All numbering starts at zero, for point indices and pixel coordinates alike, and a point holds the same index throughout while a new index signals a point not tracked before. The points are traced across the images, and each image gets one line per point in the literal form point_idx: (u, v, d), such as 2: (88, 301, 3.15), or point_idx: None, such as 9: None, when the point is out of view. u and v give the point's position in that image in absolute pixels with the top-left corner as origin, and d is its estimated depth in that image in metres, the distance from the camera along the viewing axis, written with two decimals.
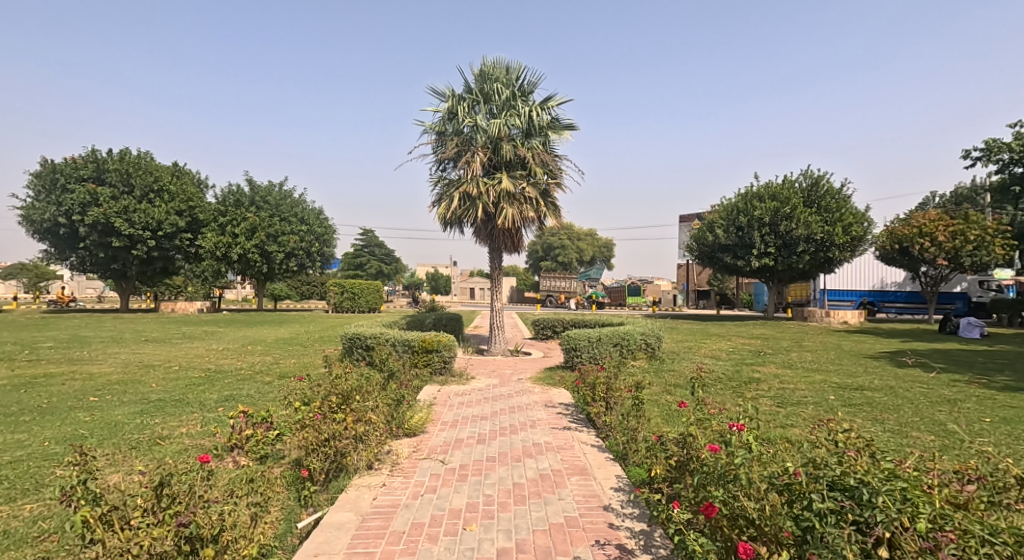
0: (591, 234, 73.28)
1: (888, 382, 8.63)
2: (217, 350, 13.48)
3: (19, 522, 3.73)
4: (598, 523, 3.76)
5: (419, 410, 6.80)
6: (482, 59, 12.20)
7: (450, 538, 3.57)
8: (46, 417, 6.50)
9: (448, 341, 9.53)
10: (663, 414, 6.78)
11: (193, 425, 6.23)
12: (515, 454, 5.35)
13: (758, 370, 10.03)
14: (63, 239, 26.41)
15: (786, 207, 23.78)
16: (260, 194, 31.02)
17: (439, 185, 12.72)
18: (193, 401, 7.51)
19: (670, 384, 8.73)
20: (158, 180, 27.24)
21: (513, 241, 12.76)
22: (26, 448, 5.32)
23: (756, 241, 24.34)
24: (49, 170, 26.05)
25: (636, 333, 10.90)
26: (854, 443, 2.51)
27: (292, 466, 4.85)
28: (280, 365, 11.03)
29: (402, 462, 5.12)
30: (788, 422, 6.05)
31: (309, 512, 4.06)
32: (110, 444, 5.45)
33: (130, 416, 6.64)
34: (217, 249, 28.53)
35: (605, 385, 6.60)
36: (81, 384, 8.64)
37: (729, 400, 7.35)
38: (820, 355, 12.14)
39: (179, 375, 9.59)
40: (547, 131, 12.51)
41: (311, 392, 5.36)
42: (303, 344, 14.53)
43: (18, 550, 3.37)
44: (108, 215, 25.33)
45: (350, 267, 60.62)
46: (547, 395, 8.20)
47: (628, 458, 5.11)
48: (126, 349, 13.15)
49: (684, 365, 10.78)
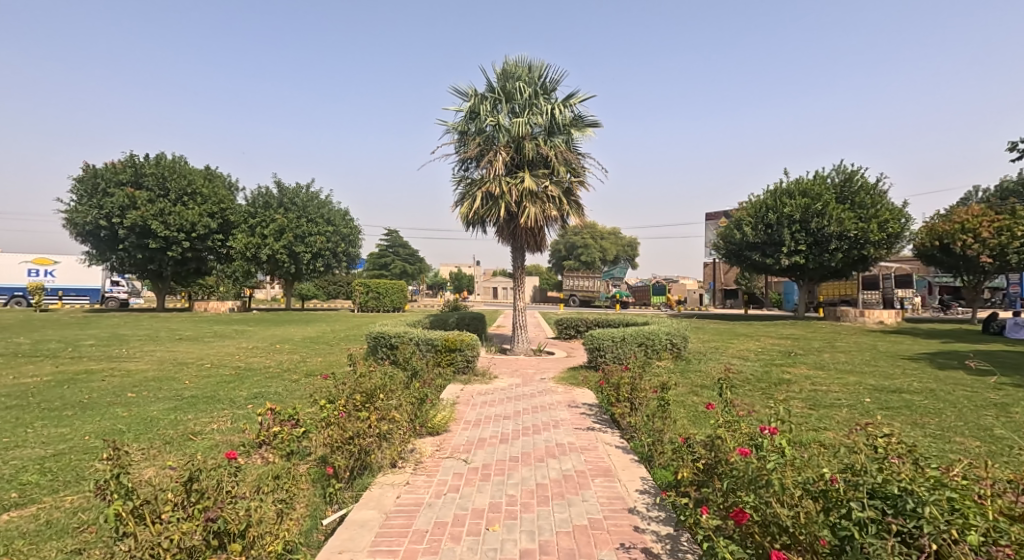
0: (615, 234, 72.74)
1: (927, 384, 8.26)
2: (247, 349, 13.67)
3: (61, 514, 3.83)
4: (623, 526, 3.68)
5: (442, 409, 6.78)
6: (505, 58, 12.19)
7: (473, 538, 3.54)
8: (88, 412, 6.72)
9: (471, 340, 9.51)
10: (689, 415, 6.67)
11: (223, 421, 6.33)
12: (538, 454, 5.30)
13: (789, 371, 9.76)
14: (104, 241, 27.07)
15: (818, 203, 23.10)
16: (289, 195, 31.74)
17: (461, 185, 12.74)
18: (223, 399, 7.62)
19: (696, 385, 8.56)
20: (191, 183, 27.98)
21: (535, 240, 12.71)
22: (68, 441, 5.50)
23: (786, 238, 23.68)
24: (90, 175, 26.93)
25: (660, 332, 10.74)
26: (895, 449, 2.38)
27: (319, 464, 4.88)
28: (307, 364, 11.12)
29: (425, 461, 5.11)
30: (821, 425, 5.86)
31: (333, 509, 4.09)
32: (145, 439, 5.57)
33: (162, 412, 6.78)
34: (248, 249, 29.37)
35: (630, 385, 6.50)
36: (118, 381, 8.88)
37: (758, 401, 7.17)
38: (855, 357, 11.71)
39: (210, 373, 9.76)
40: (569, 129, 12.42)
41: (336, 391, 5.38)
42: (328, 344, 14.63)
43: (60, 539, 3.46)
44: (146, 218, 26.11)
45: (375, 267, 61.41)
46: (570, 395, 8.16)
47: (654, 459, 5.01)
48: (160, 348, 13.41)
49: (711, 366, 10.56)
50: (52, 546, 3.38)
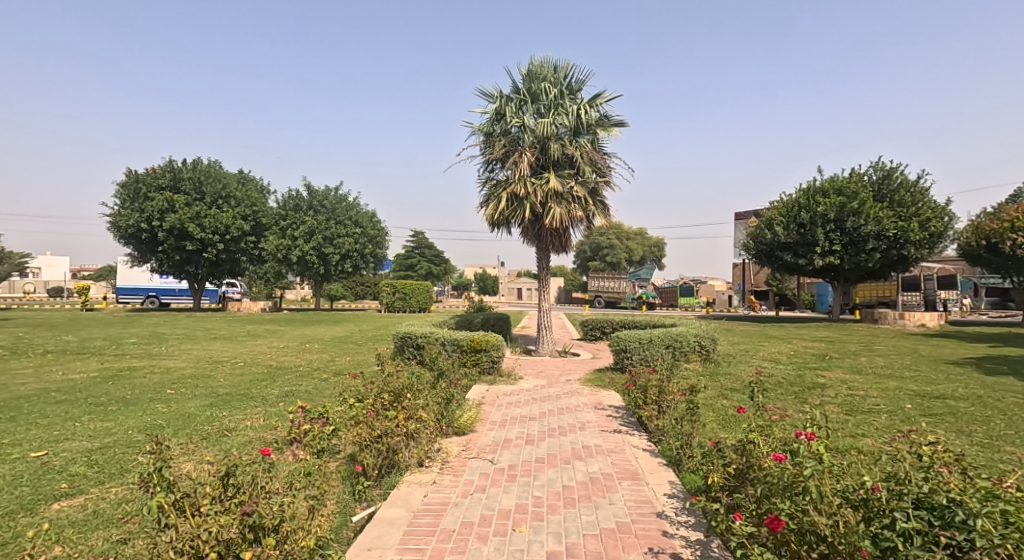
0: (641, 234, 72.02)
1: (973, 391, 7.91)
2: (278, 348, 13.96)
3: (107, 504, 3.98)
4: (652, 530, 3.63)
5: (468, 409, 6.81)
6: (530, 59, 12.18)
7: (500, 539, 3.54)
8: (130, 408, 6.96)
9: (497, 341, 9.52)
10: (719, 419, 6.53)
11: (256, 419, 6.48)
12: (564, 456, 5.27)
13: (823, 375, 9.49)
14: (144, 244, 28.00)
15: (854, 202, 22.42)
16: (318, 198, 32.37)
17: (486, 186, 12.76)
18: (256, 396, 7.81)
19: (726, 388, 8.40)
20: (225, 187, 28.78)
21: (561, 241, 12.65)
22: (112, 435, 5.70)
23: (819, 238, 23.05)
24: (132, 180, 27.83)
25: (689, 334, 10.57)
26: (942, 457, 2.29)
27: (348, 462, 4.94)
28: (336, 363, 11.30)
29: (452, 460, 5.13)
30: (859, 431, 5.67)
31: (362, 507, 4.14)
32: (184, 434, 5.75)
33: (199, 408, 6.97)
34: (279, 251, 30.31)
35: (657, 388, 6.38)
36: (158, 378, 9.18)
37: (791, 406, 6.98)
38: (894, 361, 11.28)
39: (244, 371, 10.01)
40: (595, 129, 12.34)
41: (365, 390, 5.45)
42: (356, 344, 14.83)
43: (105, 529, 3.58)
44: (183, 221, 26.98)
45: (401, 267, 62.10)
46: (596, 397, 8.08)
47: (682, 464, 4.92)
48: (197, 346, 13.82)
49: (741, 369, 10.35)
50: (99, 536, 3.50)
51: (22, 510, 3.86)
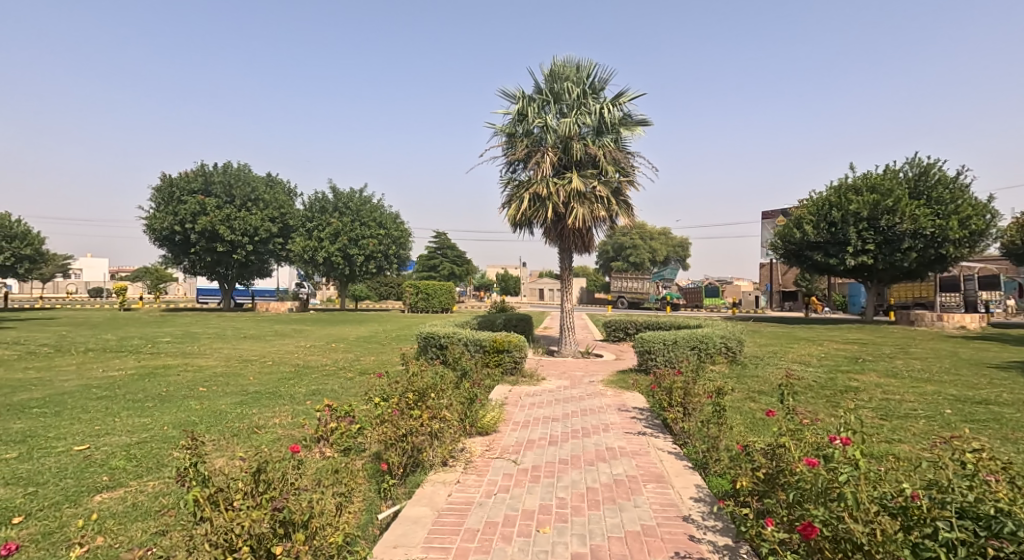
0: (665, 234, 71.20)
1: (1018, 396, 7.59)
2: (306, 347, 14.22)
3: (145, 497, 4.10)
4: (678, 534, 3.58)
5: (491, 409, 6.82)
6: (553, 59, 12.15)
7: (524, 539, 3.53)
8: (165, 404, 7.17)
9: (519, 341, 9.52)
10: (747, 423, 6.39)
11: (285, 416, 6.60)
12: (588, 457, 5.24)
13: (856, 378, 9.23)
14: (177, 245, 28.81)
15: (889, 200, 21.76)
16: (343, 200, 32.83)
17: (508, 186, 12.77)
18: (284, 395, 7.96)
19: (754, 391, 8.23)
20: (254, 190, 29.44)
21: (583, 241, 12.59)
22: (149, 430, 5.89)
23: (852, 237, 22.44)
24: (166, 184, 28.70)
25: (715, 336, 10.40)
26: (988, 466, 2.22)
27: (373, 459, 5.00)
28: (361, 363, 11.44)
29: (475, 460, 5.15)
30: (895, 437, 5.49)
31: (388, 504, 4.18)
32: (216, 431, 5.90)
33: (230, 406, 7.14)
34: (305, 252, 30.85)
35: (682, 390, 6.28)
36: (191, 375, 9.44)
37: (823, 410, 6.80)
38: (932, 365, 10.89)
39: (272, 370, 10.22)
40: (618, 128, 12.24)
41: (390, 389, 5.51)
42: (381, 344, 15.01)
43: (144, 521, 3.69)
44: (214, 223, 27.71)
45: (424, 268, 62.62)
46: (620, 398, 8.01)
47: (708, 467, 4.84)
48: (228, 345, 14.18)
49: (769, 371, 10.13)
50: (138, 527, 3.60)
51: (66, 501, 4.00)
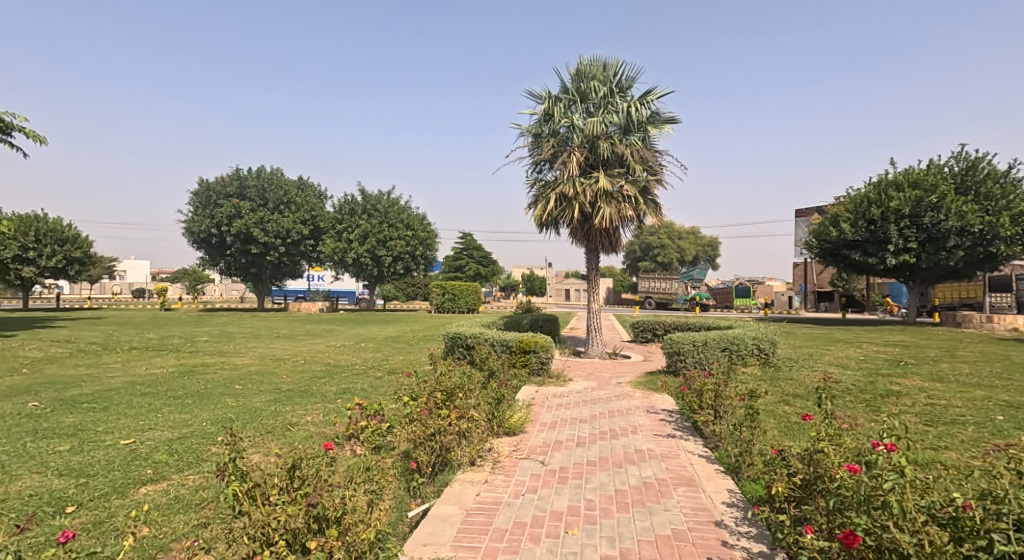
0: (694, 233, 70.02)
1: None
2: (336, 346, 14.48)
3: (186, 490, 4.23)
4: (710, 539, 3.50)
5: (518, 409, 6.81)
6: (579, 58, 12.08)
7: (553, 540, 3.51)
8: (204, 401, 7.40)
9: (546, 342, 9.49)
10: (781, 427, 6.22)
11: (316, 414, 6.72)
12: (616, 459, 5.19)
13: (897, 382, 8.89)
14: (214, 248, 29.74)
15: (933, 196, 20.92)
16: (372, 202, 33.26)
17: (535, 186, 12.74)
18: (316, 393, 8.12)
19: (788, 394, 8.01)
20: (287, 193, 30.11)
21: (611, 241, 12.48)
22: (189, 426, 6.08)
23: (893, 235, 21.67)
24: (203, 189, 29.63)
25: (746, 337, 10.17)
26: None
27: (402, 458, 5.04)
28: (391, 362, 11.59)
29: (503, 460, 5.14)
30: (941, 444, 5.27)
31: (417, 503, 4.21)
32: (252, 427, 6.05)
33: (265, 403, 7.32)
34: (335, 254, 31.39)
35: (713, 392, 6.14)
36: (228, 373, 9.72)
37: (862, 414, 6.58)
38: (981, 369, 10.38)
39: (304, 369, 10.44)
40: (646, 127, 12.09)
41: (418, 388, 5.56)
42: (409, 344, 15.17)
43: (185, 513, 3.80)
44: (249, 226, 28.50)
45: (451, 268, 63.06)
46: (648, 400, 7.90)
47: (741, 472, 4.73)
48: (262, 344, 14.55)
49: (804, 374, 9.86)
50: (180, 519, 3.72)
51: (114, 492, 4.15)
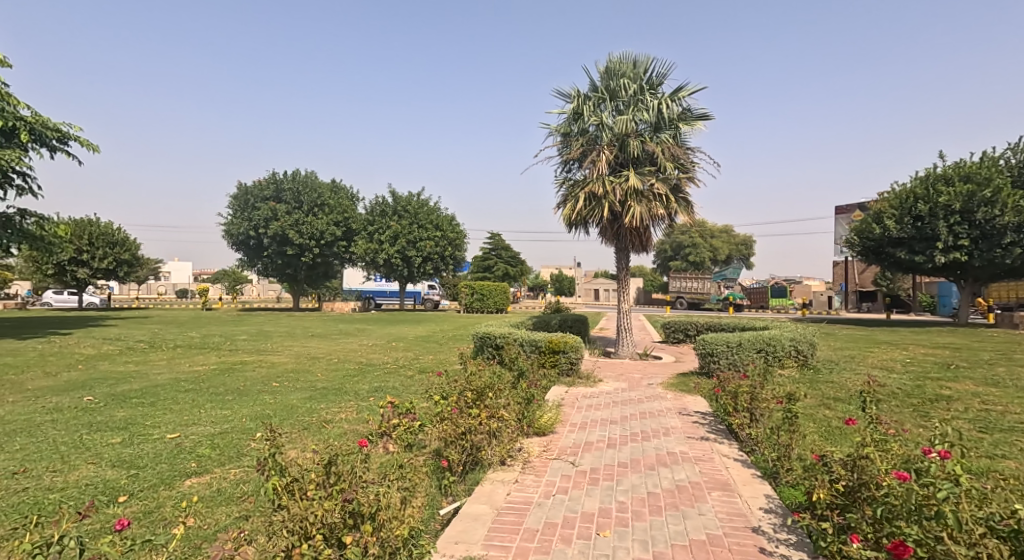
0: (727, 232, 68.47)
1: None
2: (369, 346, 14.72)
3: (228, 483, 4.35)
4: (747, 545, 3.41)
5: (548, 409, 6.77)
6: (608, 56, 11.96)
7: (585, 541, 3.47)
8: (243, 397, 7.63)
9: (575, 342, 9.42)
10: (821, 431, 6.01)
11: (350, 412, 6.84)
12: (648, 461, 5.10)
13: (946, 386, 8.49)
14: (252, 249, 30.66)
15: (986, 190, 19.92)
16: (402, 203, 33.63)
17: (564, 186, 12.67)
18: (349, 391, 8.26)
19: (828, 397, 7.75)
20: (320, 196, 30.74)
21: (641, 240, 12.31)
22: (229, 421, 6.26)
23: (942, 232, 20.75)
24: (242, 193, 30.57)
25: (783, 339, 9.89)
26: None
27: (434, 456, 5.07)
28: (422, 361, 11.71)
29: (533, 460, 5.12)
30: (996, 452, 5.00)
31: (448, 501, 4.22)
32: (288, 423, 6.19)
33: (300, 400, 7.49)
34: (367, 254, 31.90)
35: (749, 394, 5.98)
36: (265, 371, 9.98)
37: (908, 419, 6.30)
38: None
39: (338, 367, 10.63)
40: (677, 124, 11.89)
41: (449, 387, 5.58)
42: (440, 343, 15.30)
43: (226, 505, 3.91)
44: (284, 228, 29.26)
45: (480, 268, 63.34)
46: (681, 402, 7.75)
47: (779, 477, 4.59)
48: (298, 343, 14.89)
49: (845, 377, 9.52)
50: (222, 511, 3.82)
51: (162, 484, 4.31)
